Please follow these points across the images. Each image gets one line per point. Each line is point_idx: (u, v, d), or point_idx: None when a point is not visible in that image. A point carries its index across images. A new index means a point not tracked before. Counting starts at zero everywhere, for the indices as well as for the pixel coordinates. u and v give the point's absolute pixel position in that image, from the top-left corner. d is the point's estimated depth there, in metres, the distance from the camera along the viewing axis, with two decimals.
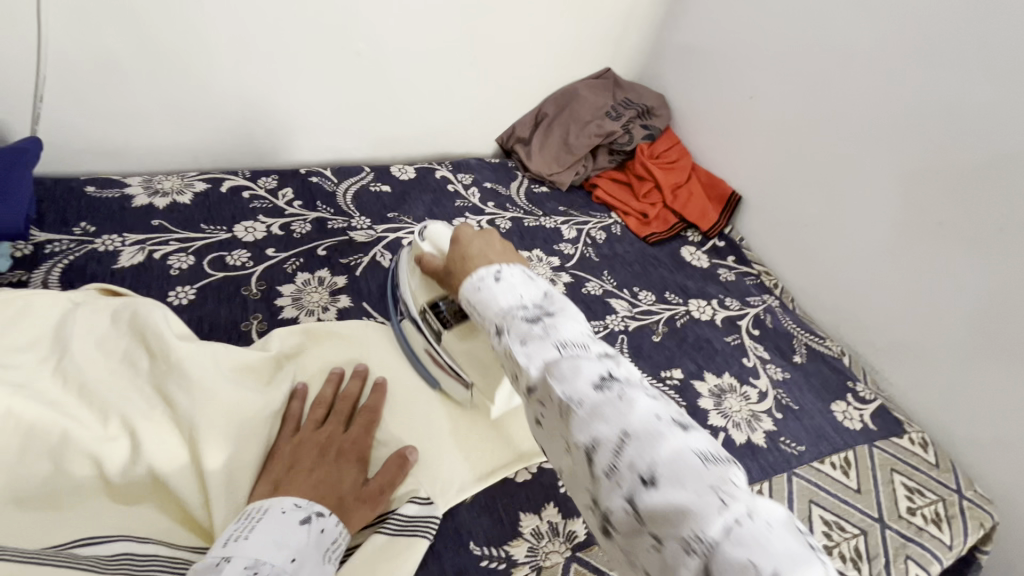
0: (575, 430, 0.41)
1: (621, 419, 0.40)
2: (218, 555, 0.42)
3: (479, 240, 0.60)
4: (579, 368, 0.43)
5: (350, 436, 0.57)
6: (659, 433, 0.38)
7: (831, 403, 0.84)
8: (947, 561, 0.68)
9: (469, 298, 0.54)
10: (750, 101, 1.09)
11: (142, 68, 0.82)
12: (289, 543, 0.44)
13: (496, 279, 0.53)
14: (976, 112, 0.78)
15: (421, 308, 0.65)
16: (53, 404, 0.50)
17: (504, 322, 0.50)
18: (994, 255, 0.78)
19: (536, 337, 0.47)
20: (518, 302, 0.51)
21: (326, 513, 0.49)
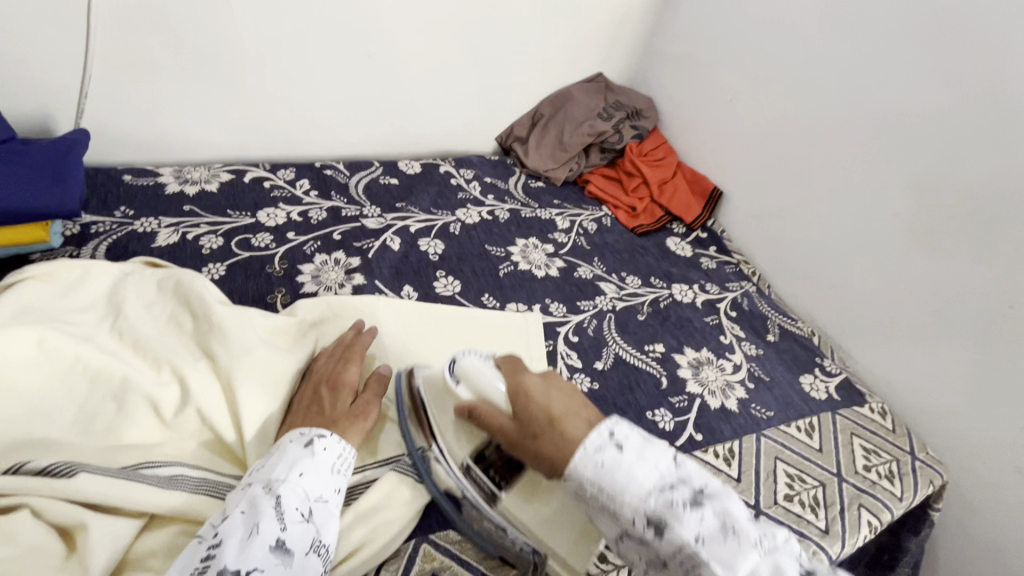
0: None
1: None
2: (244, 484, 0.50)
3: (557, 394, 0.57)
4: (786, 574, 0.43)
5: (336, 369, 0.64)
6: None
7: (799, 376, 0.92)
8: (897, 510, 0.77)
9: (593, 476, 0.50)
10: (730, 104, 1.18)
11: (177, 68, 0.91)
12: (297, 463, 0.52)
13: (618, 446, 0.51)
14: (926, 114, 0.87)
15: (470, 467, 0.59)
16: (114, 355, 0.58)
17: (662, 513, 0.47)
18: (944, 240, 0.87)
19: (717, 536, 0.45)
20: (662, 482, 0.49)
21: (325, 434, 0.55)
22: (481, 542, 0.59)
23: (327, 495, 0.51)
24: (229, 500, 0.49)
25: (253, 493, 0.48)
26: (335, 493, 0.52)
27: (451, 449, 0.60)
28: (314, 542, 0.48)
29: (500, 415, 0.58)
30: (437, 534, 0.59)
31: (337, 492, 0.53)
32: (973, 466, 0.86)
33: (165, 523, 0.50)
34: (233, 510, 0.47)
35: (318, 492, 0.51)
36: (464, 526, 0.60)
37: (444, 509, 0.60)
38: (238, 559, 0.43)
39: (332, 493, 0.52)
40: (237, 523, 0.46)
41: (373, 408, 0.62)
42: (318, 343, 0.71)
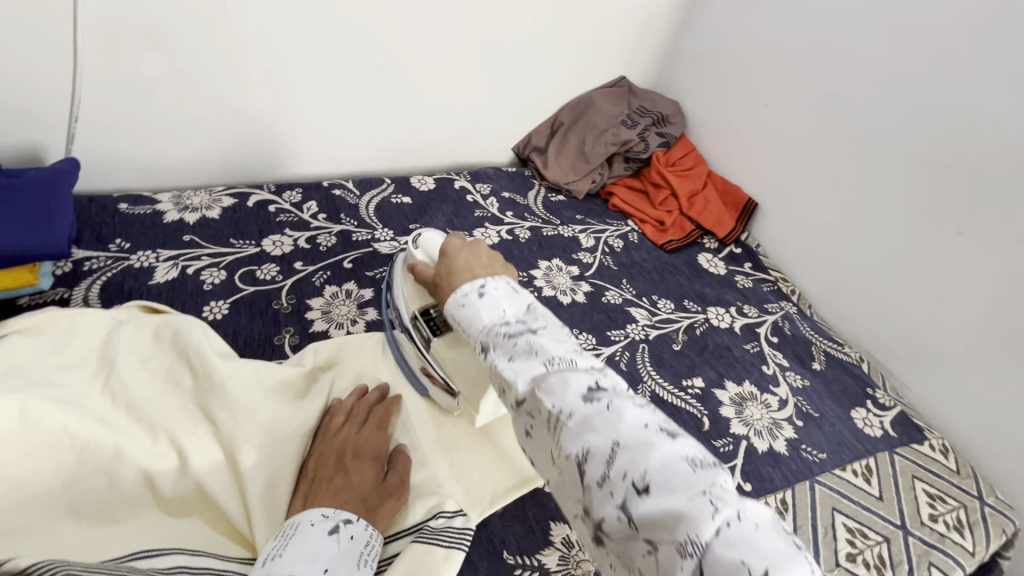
0: (564, 442, 0.40)
1: (609, 430, 0.38)
2: (257, 572, 0.43)
3: (467, 251, 0.58)
4: (567, 382, 0.41)
5: (365, 438, 0.59)
6: (658, 450, 0.37)
7: (851, 410, 0.85)
8: (969, 567, 0.69)
9: (454, 315, 0.52)
10: (765, 109, 1.10)
11: (173, 87, 0.84)
12: (322, 554, 0.46)
13: (480, 294, 0.51)
14: (995, 123, 0.79)
15: (414, 316, 0.65)
16: (106, 422, 0.52)
17: (489, 340, 0.47)
18: (1015, 263, 0.78)
19: (520, 353, 0.45)
20: (500, 317, 0.49)
21: (354, 519, 0.51)
22: None
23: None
24: None
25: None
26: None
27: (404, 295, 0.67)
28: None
29: (430, 269, 0.63)
30: None
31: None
32: None
33: None
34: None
35: None
36: None
37: None
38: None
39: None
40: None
41: (399, 485, 0.58)
42: (332, 396, 0.65)
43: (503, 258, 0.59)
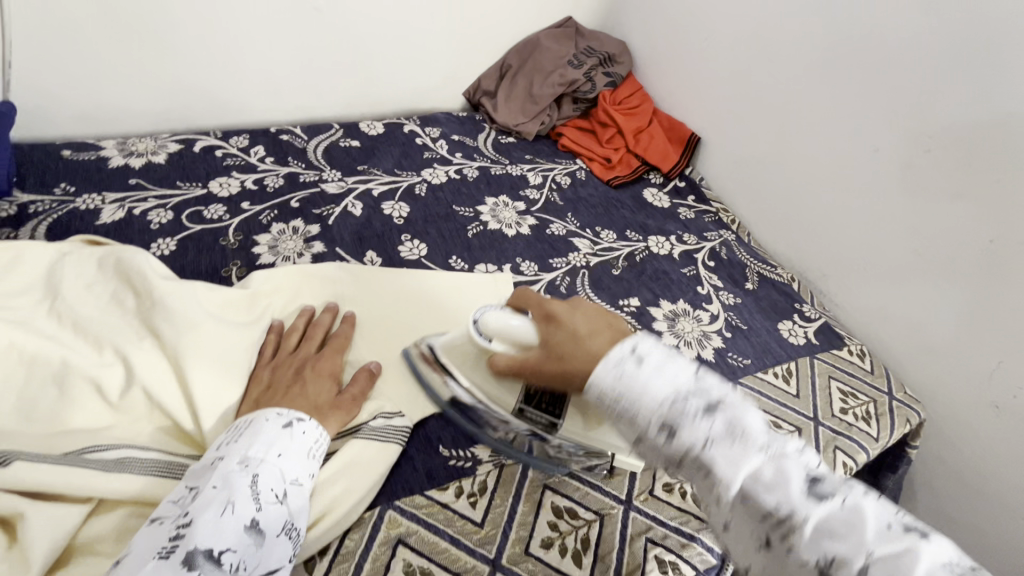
0: (797, 545, 0.39)
1: (856, 536, 0.37)
2: (214, 456, 0.48)
3: (581, 318, 0.56)
4: (787, 477, 0.41)
5: (323, 356, 0.63)
6: (907, 546, 0.36)
7: (778, 323, 0.91)
8: (873, 451, 0.77)
9: (606, 389, 0.49)
10: (704, 44, 1.12)
11: (104, 31, 0.84)
12: (275, 441, 0.50)
13: (638, 361, 0.48)
14: (907, 41, 0.82)
15: (519, 410, 0.62)
16: (53, 338, 0.56)
17: (674, 419, 0.45)
18: (923, 175, 0.83)
19: (722, 440, 0.44)
20: (682, 393, 0.46)
21: (305, 418, 0.54)
22: (448, 506, 0.58)
23: (302, 478, 0.50)
24: (197, 476, 0.47)
25: (228, 469, 0.46)
26: (310, 478, 0.51)
27: (492, 399, 0.63)
28: (286, 525, 0.46)
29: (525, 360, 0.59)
30: (404, 500, 0.57)
31: (311, 477, 0.51)
32: (950, 403, 0.85)
33: (113, 507, 0.48)
34: (205, 485, 0.45)
35: (294, 475, 0.49)
36: (431, 491, 0.59)
37: (411, 475, 0.59)
38: (210, 536, 0.41)
39: (307, 477, 0.51)
40: (210, 499, 0.43)
41: (353, 399, 0.61)
42: (275, 317, 0.68)
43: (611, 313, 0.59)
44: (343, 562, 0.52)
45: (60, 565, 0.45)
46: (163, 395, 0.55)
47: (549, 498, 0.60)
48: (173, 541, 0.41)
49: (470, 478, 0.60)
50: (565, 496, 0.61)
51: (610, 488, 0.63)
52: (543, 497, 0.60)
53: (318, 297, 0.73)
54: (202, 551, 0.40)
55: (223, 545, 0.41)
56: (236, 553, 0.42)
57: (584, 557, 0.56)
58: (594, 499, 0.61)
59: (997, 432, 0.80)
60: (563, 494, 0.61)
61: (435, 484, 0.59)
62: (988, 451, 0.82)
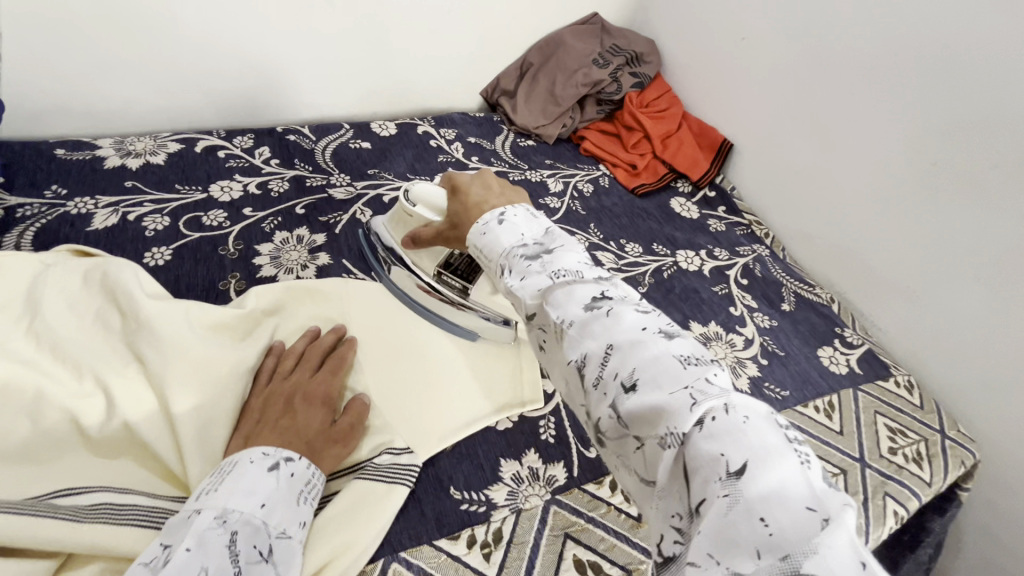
0: (566, 350, 0.43)
1: (607, 335, 0.41)
2: (191, 508, 0.43)
3: (479, 187, 0.58)
4: (571, 295, 0.44)
5: (316, 380, 0.57)
6: (646, 344, 0.39)
7: (818, 349, 0.84)
8: (925, 497, 0.70)
9: (475, 245, 0.53)
10: (741, 44, 1.04)
11: (101, 22, 0.79)
12: (258, 490, 0.45)
13: (500, 221, 0.51)
14: (972, 44, 0.73)
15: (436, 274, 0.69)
16: (28, 364, 0.50)
17: (506, 263, 0.49)
18: (985, 193, 0.74)
19: (534, 271, 0.47)
20: (519, 241, 0.50)
21: (294, 458, 0.48)
22: (460, 559, 0.52)
23: (289, 528, 0.45)
24: (172, 533, 0.41)
25: (204, 526, 0.41)
26: (299, 527, 0.46)
27: (417, 262, 0.70)
28: None
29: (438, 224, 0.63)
30: (411, 551, 0.51)
31: (302, 525, 0.46)
32: (1009, 446, 0.77)
33: (88, 560, 0.43)
34: (177, 548, 0.39)
35: (280, 528, 0.44)
36: (440, 540, 0.53)
37: (419, 521, 0.54)
38: None
39: (296, 527, 0.46)
40: (182, 566, 0.38)
41: (351, 427, 0.55)
42: (275, 338, 0.63)
43: (512, 185, 0.60)
44: None
45: None
46: (148, 434, 0.49)
47: (571, 550, 0.54)
48: None
49: (483, 526, 0.54)
50: (588, 548, 0.55)
51: (638, 539, 0.57)
52: (565, 549, 0.54)
53: (324, 315, 0.67)
54: None
55: None
56: None
57: None
58: (621, 553, 0.55)
59: None
60: (586, 545, 0.55)
61: (445, 533, 0.53)
62: None
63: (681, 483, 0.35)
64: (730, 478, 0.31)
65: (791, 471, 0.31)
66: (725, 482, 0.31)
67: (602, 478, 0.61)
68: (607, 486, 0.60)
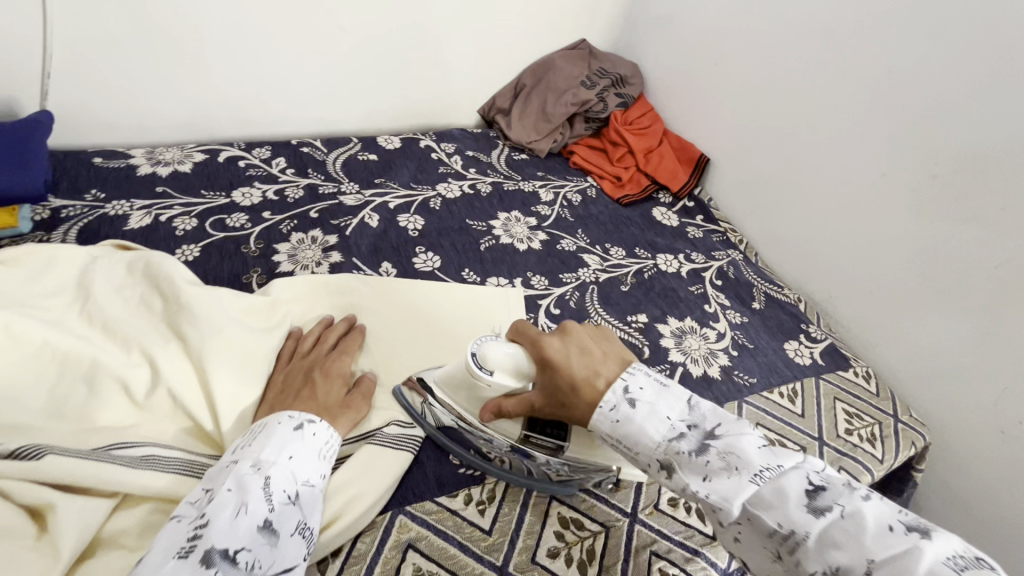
0: (807, 561, 0.43)
1: (857, 543, 0.41)
2: (229, 460, 0.50)
3: (585, 339, 0.58)
4: (784, 494, 0.45)
5: (332, 358, 0.65)
6: (907, 548, 0.40)
7: (784, 342, 0.92)
8: (877, 472, 0.77)
9: (603, 433, 0.53)
10: (716, 68, 1.15)
11: (140, 45, 0.88)
12: (286, 445, 0.51)
13: (630, 403, 0.52)
14: (914, 71, 0.84)
15: (522, 438, 0.60)
16: (83, 338, 0.58)
17: (670, 459, 0.49)
18: (928, 200, 0.84)
19: (718, 472, 0.47)
20: (670, 429, 0.50)
21: (316, 420, 0.55)
22: (458, 513, 0.59)
23: (313, 479, 0.51)
24: (214, 479, 0.48)
25: (242, 472, 0.48)
26: (321, 479, 0.52)
27: (496, 428, 0.61)
28: (298, 525, 0.48)
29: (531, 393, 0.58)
30: (415, 506, 0.59)
31: (324, 478, 0.52)
32: (956, 428, 0.85)
33: (138, 501, 0.50)
34: (219, 488, 0.46)
35: (305, 477, 0.51)
36: (441, 497, 0.60)
37: (421, 482, 0.61)
38: (226, 535, 0.43)
39: (318, 478, 0.52)
40: (224, 501, 0.45)
41: (363, 398, 0.63)
42: (293, 324, 0.70)
43: (603, 333, 0.62)
44: (355, 565, 0.53)
45: (84, 557, 0.46)
46: (188, 398, 0.57)
47: (556, 508, 0.62)
48: (191, 541, 0.43)
49: (479, 486, 0.62)
50: (571, 507, 0.62)
51: (616, 500, 0.64)
52: (551, 507, 0.61)
53: (336, 305, 0.75)
54: (220, 550, 0.42)
55: (239, 543, 0.43)
56: (251, 551, 0.43)
57: (589, 568, 0.57)
58: (600, 511, 0.62)
59: (1004, 458, 0.80)
60: (569, 504, 0.62)
61: (444, 491, 0.61)
62: (996, 476, 0.82)
63: None
64: None
65: None
66: None
67: None
68: None
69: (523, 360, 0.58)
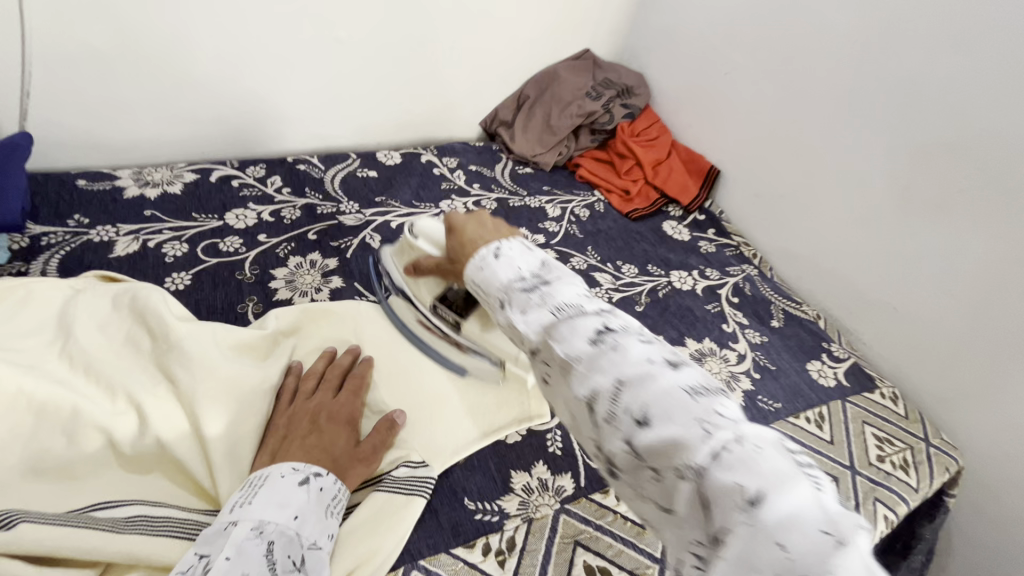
0: (573, 385, 0.42)
1: (613, 368, 0.41)
2: (227, 520, 0.45)
3: (479, 222, 0.57)
4: (576, 328, 0.43)
5: (338, 400, 0.60)
6: (654, 376, 0.39)
7: (807, 363, 0.88)
8: (913, 502, 0.73)
9: (471, 280, 0.53)
10: (724, 77, 1.12)
11: (125, 60, 0.84)
12: (290, 503, 0.47)
13: (495, 255, 0.51)
14: (936, 80, 0.81)
15: (431, 306, 0.68)
16: (63, 383, 0.53)
17: (507, 297, 0.49)
18: (955, 214, 0.81)
19: (534, 305, 0.47)
20: (517, 274, 0.49)
21: (323, 472, 0.51)
22: (476, 566, 0.54)
23: (320, 540, 0.47)
24: (209, 543, 0.43)
25: (243, 536, 0.43)
26: (328, 539, 0.48)
27: (416, 293, 0.69)
28: None
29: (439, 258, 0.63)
30: (430, 559, 0.54)
31: (330, 537, 0.48)
32: (991, 453, 0.81)
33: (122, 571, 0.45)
34: (217, 557, 0.42)
35: (312, 539, 0.47)
36: (457, 548, 0.55)
37: (436, 531, 0.56)
38: None
39: (325, 538, 0.48)
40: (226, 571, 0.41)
41: (374, 448, 0.58)
42: (294, 359, 0.66)
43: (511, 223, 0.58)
44: None
45: None
46: (179, 449, 0.52)
47: (581, 557, 0.57)
48: None
49: (497, 534, 0.57)
50: (596, 554, 0.58)
51: (644, 545, 0.59)
52: (575, 556, 0.57)
53: (339, 335, 0.71)
54: None
55: None
56: None
57: None
58: (628, 559, 0.58)
59: None
60: (595, 552, 0.58)
61: (461, 540, 0.56)
62: None
63: (700, 514, 0.35)
64: (753, 510, 0.32)
65: (806, 498, 0.32)
66: (749, 517, 0.32)
67: (608, 487, 0.64)
68: (613, 495, 0.63)
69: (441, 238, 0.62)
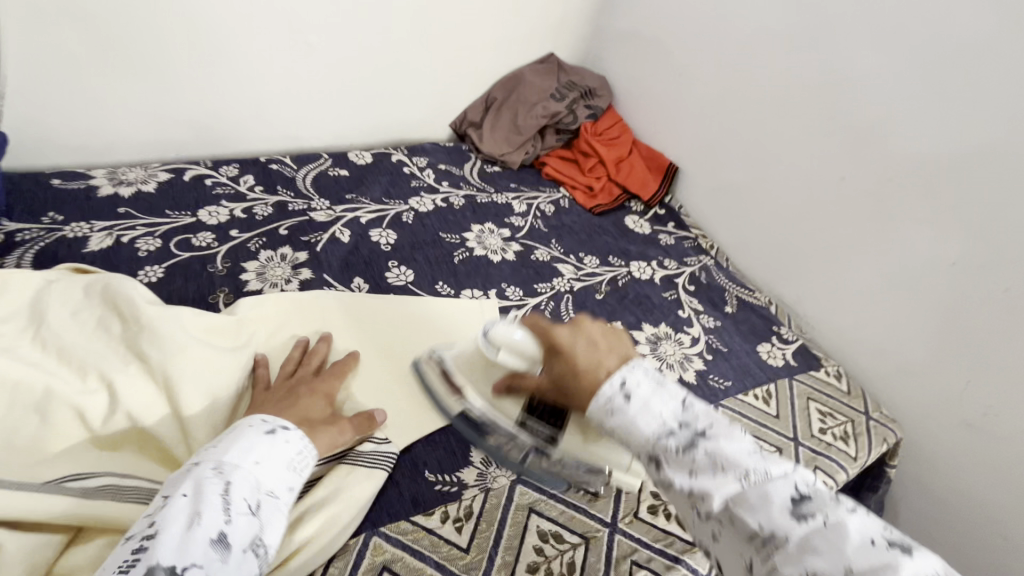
0: (783, 570, 0.37)
1: (839, 552, 0.36)
2: (191, 465, 0.47)
3: (585, 336, 0.53)
4: (769, 498, 0.39)
5: (314, 380, 0.64)
6: (892, 566, 0.35)
7: (757, 345, 0.93)
8: (852, 470, 0.79)
9: (599, 419, 0.48)
10: (680, 79, 1.18)
11: (99, 64, 0.86)
12: (250, 451, 0.49)
13: (626, 395, 0.47)
14: (866, 79, 0.87)
15: (519, 422, 0.63)
16: (37, 366, 0.56)
17: (658, 454, 0.44)
18: (887, 202, 0.87)
19: (703, 469, 0.42)
20: (662, 423, 0.45)
21: (291, 427, 0.54)
22: (434, 531, 0.58)
23: (277, 491, 0.48)
24: (173, 485, 0.45)
25: (202, 475, 0.45)
26: (286, 491, 0.49)
27: (500, 407, 0.65)
28: (254, 541, 0.43)
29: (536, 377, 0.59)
30: (390, 526, 0.57)
31: (289, 489, 0.49)
32: (926, 423, 0.88)
33: (93, 536, 0.48)
34: (174, 493, 0.43)
35: (269, 487, 0.48)
36: (416, 516, 0.59)
37: (396, 501, 0.59)
38: (175, 547, 0.39)
39: (283, 491, 0.49)
40: (180, 505, 0.42)
41: (351, 422, 0.61)
42: (267, 347, 0.69)
43: (617, 332, 0.55)
44: None
45: None
46: (149, 425, 0.55)
47: (534, 522, 0.61)
48: (136, 553, 0.38)
49: (455, 503, 0.60)
50: (549, 519, 0.61)
51: (595, 510, 0.63)
52: (529, 521, 0.60)
53: (306, 321, 0.74)
54: (164, 564, 0.38)
55: (189, 556, 0.39)
56: (203, 567, 0.39)
57: None
58: (579, 523, 0.62)
59: (972, 450, 0.83)
60: (548, 517, 0.61)
61: (420, 509, 0.59)
62: (966, 469, 0.84)
63: None
64: None
65: None
66: None
67: None
68: None
69: (531, 353, 0.59)
